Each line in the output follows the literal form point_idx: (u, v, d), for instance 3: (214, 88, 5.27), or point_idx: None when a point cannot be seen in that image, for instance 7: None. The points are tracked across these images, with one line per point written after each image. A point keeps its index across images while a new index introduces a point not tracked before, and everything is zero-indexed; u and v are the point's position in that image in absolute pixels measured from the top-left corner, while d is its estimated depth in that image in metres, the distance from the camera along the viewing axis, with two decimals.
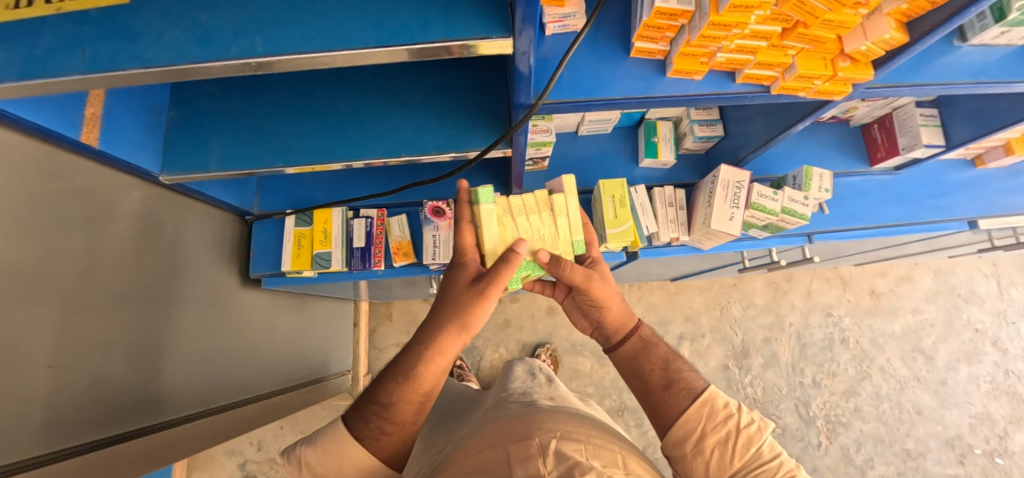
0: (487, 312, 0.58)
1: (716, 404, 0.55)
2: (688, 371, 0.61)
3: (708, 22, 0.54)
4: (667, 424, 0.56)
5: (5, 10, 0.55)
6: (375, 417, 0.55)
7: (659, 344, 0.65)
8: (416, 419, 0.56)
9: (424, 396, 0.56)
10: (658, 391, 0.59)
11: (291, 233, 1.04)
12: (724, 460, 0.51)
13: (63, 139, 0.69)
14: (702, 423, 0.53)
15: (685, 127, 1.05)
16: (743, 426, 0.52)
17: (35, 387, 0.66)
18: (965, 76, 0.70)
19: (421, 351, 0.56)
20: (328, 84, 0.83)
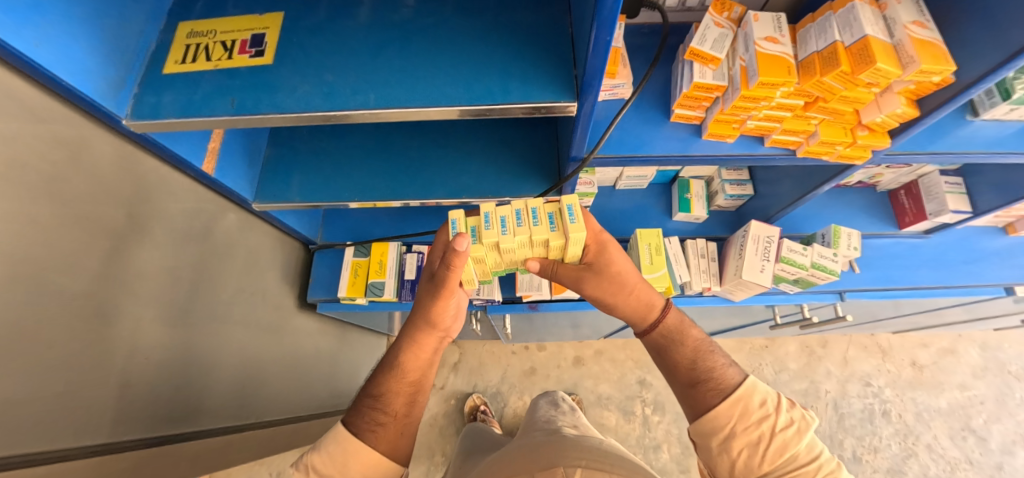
0: (442, 309, 0.66)
1: (750, 404, 0.56)
2: (720, 366, 0.61)
3: (740, 95, 0.64)
4: (695, 417, 0.59)
5: (174, 64, 0.68)
6: (369, 410, 0.61)
7: (688, 335, 0.65)
8: (407, 410, 0.62)
9: (412, 387, 0.64)
10: (685, 389, 0.61)
11: (350, 263, 1.14)
12: (752, 460, 0.54)
13: (191, 167, 0.81)
14: (732, 421, 0.56)
15: (716, 185, 1.13)
16: (779, 428, 0.54)
17: (116, 378, 0.72)
18: (979, 147, 0.77)
19: (402, 345, 0.67)
20: (403, 134, 0.97)
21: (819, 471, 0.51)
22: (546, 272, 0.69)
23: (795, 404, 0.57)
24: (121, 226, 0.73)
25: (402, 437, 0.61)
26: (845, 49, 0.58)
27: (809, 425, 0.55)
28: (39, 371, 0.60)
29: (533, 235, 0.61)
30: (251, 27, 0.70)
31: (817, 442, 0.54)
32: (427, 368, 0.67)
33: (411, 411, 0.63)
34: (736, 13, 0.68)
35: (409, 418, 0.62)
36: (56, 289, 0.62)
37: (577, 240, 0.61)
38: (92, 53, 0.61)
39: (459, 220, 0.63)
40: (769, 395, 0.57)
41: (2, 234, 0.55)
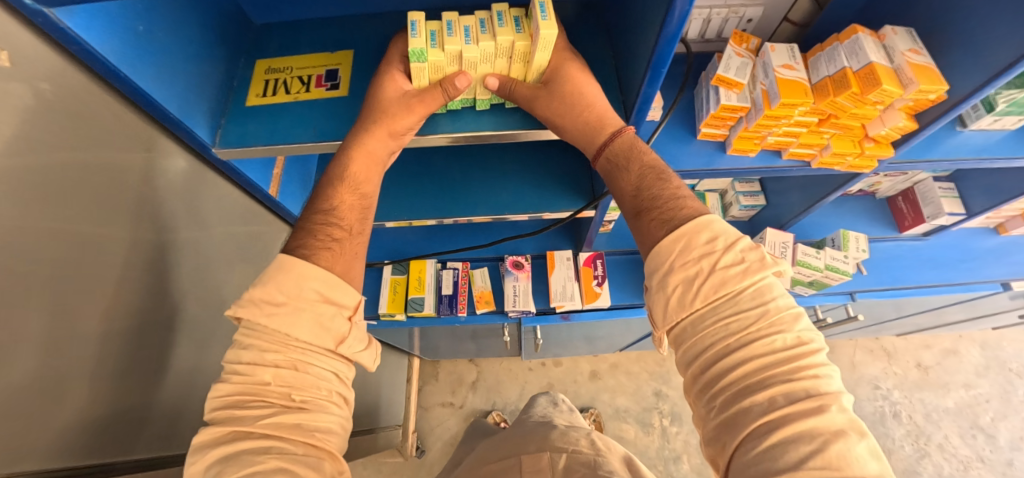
0: (404, 120, 0.64)
1: (694, 240, 0.52)
2: (671, 197, 0.56)
3: (763, 114, 0.73)
4: (644, 253, 0.56)
5: (256, 97, 0.76)
6: (321, 231, 0.62)
7: (640, 157, 0.60)
8: (360, 227, 0.65)
9: (361, 199, 0.66)
10: (631, 218, 0.58)
11: (389, 281, 1.19)
12: (687, 297, 0.51)
13: (258, 191, 0.87)
14: (673, 255, 0.52)
15: (731, 197, 1.21)
16: (723, 265, 0.50)
17: (182, 392, 0.76)
18: (970, 154, 0.87)
19: (348, 151, 0.65)
20: (445, 157, 1.05)
21: (762, 315, 0.48)
22: (505, 92, 0.66)
23: (753, 245, 0.52)
24: (196, 247, 0.78)
25: (354, 253, 0.63)
26: (853, 73, 0.68)
27: (764, 267, 0.50)
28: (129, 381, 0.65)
29: (496, 37, 0.59)
30: (325, 63, 0.78)
31: (773, 284, 0.50)
32: (368, 185, 0.66)
33: (363, 226, 0.65)
34: (753, 44, 0.79)
35: (363, 235, 0.65)
36: (145, 304, 0.68)
37: (542, 48, 0.60)
38: (191, 90, 0.68)
39: (418, 23, 0.60)
40: (722, 232, 0.52)
41: (110, 254, 0.61)
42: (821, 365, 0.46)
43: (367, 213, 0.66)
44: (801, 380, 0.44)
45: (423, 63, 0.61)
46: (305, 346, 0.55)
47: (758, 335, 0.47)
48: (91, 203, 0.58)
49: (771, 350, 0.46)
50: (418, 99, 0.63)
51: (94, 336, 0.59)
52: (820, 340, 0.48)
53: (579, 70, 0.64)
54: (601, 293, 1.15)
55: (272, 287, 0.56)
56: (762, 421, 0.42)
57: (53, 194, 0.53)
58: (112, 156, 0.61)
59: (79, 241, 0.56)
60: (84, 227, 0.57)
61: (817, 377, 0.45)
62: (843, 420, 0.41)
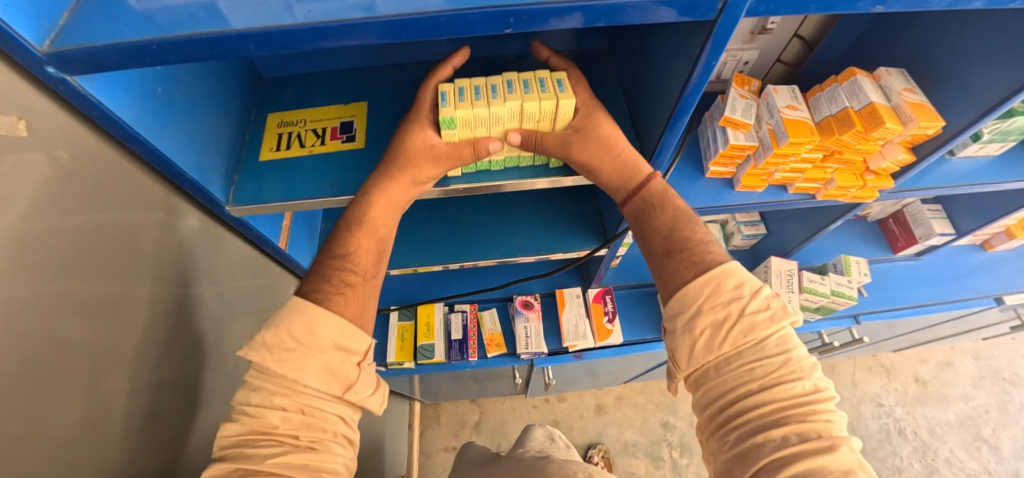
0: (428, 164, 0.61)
1: (723, 285, 0.53)
2: (698, 241, 0.58)
3: (773, 152, 0.76)
4: (668, 295, 0.57)
5: (270, 152, 0.75)
6: (336, 274, 0.59)
7: (667, 205, 0.62)
8: (375, 271, 0.62)
9: (378, 244, 0.63)
10: (659, 258, 0.59)
11: (396, 328, 1.16)
12: (712, 340, 0.52)
13: (268, 245, 0.85)
14: (702, 297, 0.53)
15: (732, 227, 1.24)
16: (749, 312, 0.51)
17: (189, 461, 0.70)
18: (961, 180, 0.93)
19: (367, 196, 0.61)
20: (454, 200, 1.04)
21: (783, 362, 0.49)
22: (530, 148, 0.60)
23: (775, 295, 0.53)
24: (207, 303, 0.75)
25: (368, 302, 0.60)
26: (856, 113, 0.71)
27: (786, 316, 0.51)
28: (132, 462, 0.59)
29: (524, 101, 0.55)
30: (340, 115, 0.78)
31: (790, 332, 0.51)
32: (384, 230, 0.63)
33: (379, 269, 0.62)
34: (754, 86, 0.83)
35: (377, 280, 0.62)
36: (156, 371, 0.63)
37: (568, 106, 0.56)
38: (206, 148, 0.67)
39: (448, 91, 0.57)
40: (748, 280, 0.53)
41: (124, 317, 0.58)
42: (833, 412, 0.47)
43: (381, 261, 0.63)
44: (815, 423, 0.45)
45: (453, 129, 0.57)
46: (314, 392, 0.52)
47: (779, 380, 0.48)
48: (105, 270, 0.55)
49: (788, 394, 0.47)
50: (445, 154, 0.60)
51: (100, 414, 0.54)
52: (833, 389, 0.48)
53: (606, 117, 0.62)
54: (612, 330, 1.14)
55: (283, 332, 0.53)
56: (775, 457, 0.44)
57: (71, 258, 0.50)
58: (125, 220, 0.58)
59: (92, 311, 0.53)
60: (99, 297, 0.54)
61: (829, 421, 0.46)
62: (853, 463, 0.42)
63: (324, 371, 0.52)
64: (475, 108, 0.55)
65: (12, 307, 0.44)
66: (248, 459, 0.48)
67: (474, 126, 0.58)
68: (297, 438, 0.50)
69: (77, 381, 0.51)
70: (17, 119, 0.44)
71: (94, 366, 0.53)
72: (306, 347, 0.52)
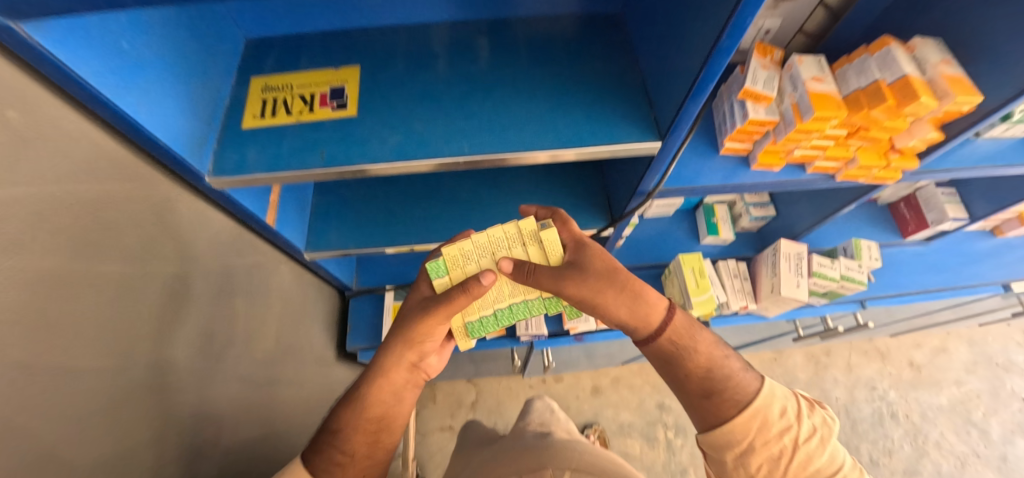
0: (432, 331, 0.65)
1: (769, 416, 0.56)
2: (734, 374, 0.60)
3: (795, 128, 0.71)
4: (707, 427, 0.59)
5: (253, 119, 0.69)
6: (330, 448, 0.62)
7: (699, 340, 0.63)
8: (368, 450, 0.63)
9: (376, 425, 0.65)
10: (698, 397, 0.60)
11: (392, 307, 1.13)
12: (775, 470, 0.54)
13: (255, 220, 0.80)
14: (752, 437, 0.56)
15: (740, 209, 1.20)
16: (803, 441, 0.55)
17: (177, 446, 0.67)
18: (984, 162, 0.89)
19: (373, 379, 0.66)
20: (452, 175, 0.99)
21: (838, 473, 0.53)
22: (523, 270, 0.59)
23: (813, 409, 0.58)
24: (191, 284, 0.70)
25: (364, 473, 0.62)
26: (887, 86, 0.67)
27: (830, 432, 0.56)
28: (110, 451, 0.56)
29: (521, 227, 0.59)
30: (330, 80, 0.72)
31: (836, 447, 0.56)
32: (397, 404, 0.67)
33: (375, 451, 0.64)
34: (777, 56, 0.78)
35: (372, 459, 0.64)
36: (134, 355, 0.59)
37: (551, 234, 0.59)
38: (181, 113, 0.61)
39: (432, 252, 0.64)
40: (790, 406, 0.58)
41: (94, 297, 0.53)
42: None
43: (389, 430, 0.66)
44: None
45: (443, 276, 0.61)
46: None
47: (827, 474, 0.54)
48: (70, 246, 0.50)
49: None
50: (432, 312, 0.61)
51: (70, 402, 0.50)
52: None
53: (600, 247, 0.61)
54: None
55: None
56: None
57: (31, 232, 0.45)
58: (91, 191, 0.53)
59: (56, 290, 0.48)
60: (64, 276, 0.49)
61: None
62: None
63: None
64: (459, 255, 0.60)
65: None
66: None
67: (466, 264, 0.60)
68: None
69: (39, 366, 0.47)
70: None
71: (58, 350, 0.49)
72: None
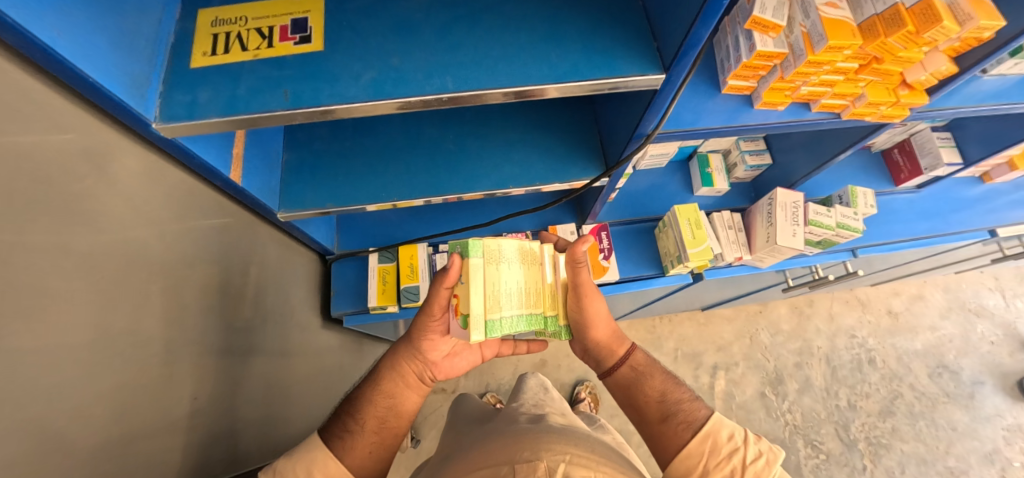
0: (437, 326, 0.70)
1: (719, 439, 0.61)
2: (687, 403, 0.67)
3: (805, 60, 0.66)
4: (667, 457, 0.62)
5: (203, 56, 0.60)
6: (343, 417, 0.66)
7: (653, 371, 0.72)
8: (377, 427, 0.65)
9: (387, 405, 0.68)
10: (655, 423, 0.65)
11: (377, 269, 1.08)
12: None
13: (218, 177, 0.73)
14: (704, 458, 0.60)
15: (735, 157, 1.16)
16: (751, 461, 0.59)
17: (160, 421, 0.63)
18: (989, 100, 0.86)
19: (389, 360, 0.71)
20: (435, 124, 0.92)
21: None
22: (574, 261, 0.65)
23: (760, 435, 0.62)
24: (155, 249, 0.64)
25: (370, 454, 0.63)
26: (907, 10, 0.61)
27: (777, 457, 0.59)
28: (78, 435, 0.51)
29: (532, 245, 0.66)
30: (290, 11, 0.63)
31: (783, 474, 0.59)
32: (409, 389, 0.70)
33: (383, 431, 0.66)
34: None
35: (379, 435, 0.65)
36: (94, 329, 0.53)
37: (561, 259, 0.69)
38: (115, 46, 0.52)
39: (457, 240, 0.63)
40: (736, 429, 0.62)
41: (38, 262, 0.47)
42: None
43: (401, 413, 0.68)
44: None
45: (477, 254, 0.59)
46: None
47: None
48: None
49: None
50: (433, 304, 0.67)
51: (21, 383, 0.45)
52: None
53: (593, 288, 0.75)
54: (607, 268, 1.10)
55: None
56: None
57: None
58: (20, 142, 0.45)
59: None
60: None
61: None
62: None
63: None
64: (494, 252, 0.61)
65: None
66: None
67: (496, 264, 0.60)
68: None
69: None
70: None
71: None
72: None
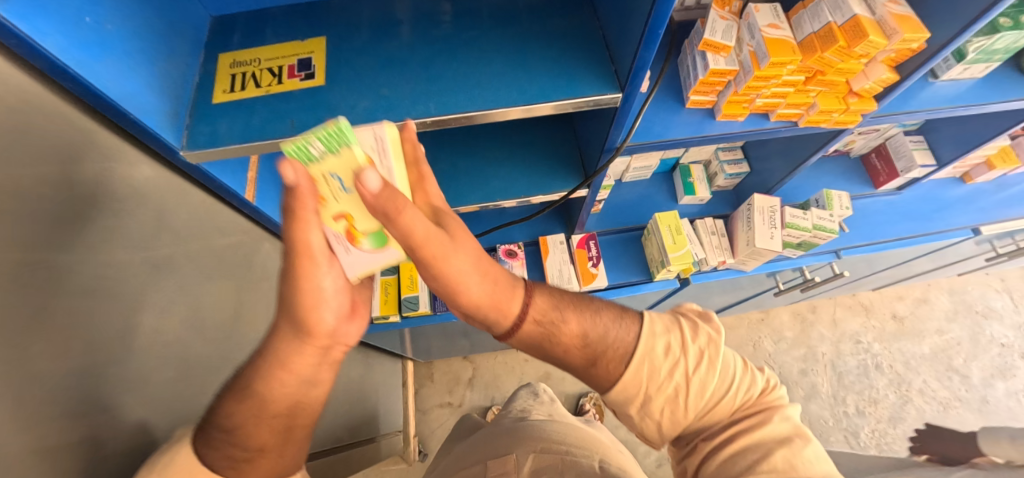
0: (320, 294, 0.50)
1: (654, 355, 0.48)
2: (612, 326, 0.50)
3: (754, 76, 0.73)
4: (604, 391, 0.50)
5: (222, 93, 0.70)
6: (223, 445, 0.50)
7: (561, 301, 0.52)
8: (279, 437, 0.52)
9: (286, 409, 0.52)
10: (585, 366, 0.49)
11: (380, 282, 1.16)
12: (676, 415, 0.47)
13: (235, 197, 0.82)
14: (644, 385, 0.47)
15: (715, 167, 1.23)
16: (691, 367, 0.47)
17: (179, 419, 0.70)
18: (944, 103, 0.91)
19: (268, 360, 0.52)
20: (428, 146, 1.01)
21: (735, 395, 0.47)
22: (381, 213, 0.41)
23: (686, 321, 0.51)
24: (180, 263, 0.72)
25: (280, 464, 0.52)
26: (839, 27, 0.68)
27: (717, 347, 0.49)
28: (104, 428, 0.57)
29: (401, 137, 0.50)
30: (296, 52, 0.73)
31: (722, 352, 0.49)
32: (314, 377, 0.54)
33: (291, 435, 0.53)
34: (734, 7, 0.79)
35: (286, 445, 0.53)
36: (125, 333, 0.61)
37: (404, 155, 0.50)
38: (151, 88, 0.62)
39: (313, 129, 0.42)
40: (667, 330, 0.49)
41: (85, 275, 0.55)
42: (785, 402, 0.48)
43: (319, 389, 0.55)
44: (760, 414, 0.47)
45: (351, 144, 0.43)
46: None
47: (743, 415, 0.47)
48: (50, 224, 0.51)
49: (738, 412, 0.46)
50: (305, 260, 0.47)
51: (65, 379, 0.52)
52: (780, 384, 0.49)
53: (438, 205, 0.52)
54: (597, 274, 1.14)
55: None
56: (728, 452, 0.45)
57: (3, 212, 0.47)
58: (72, 175, 0.54)
59: (45, 270, 0.50)
60: (49, 255, 0.51)
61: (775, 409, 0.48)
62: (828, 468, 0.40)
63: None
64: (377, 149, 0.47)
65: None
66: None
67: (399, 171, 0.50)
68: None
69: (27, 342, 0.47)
70: None
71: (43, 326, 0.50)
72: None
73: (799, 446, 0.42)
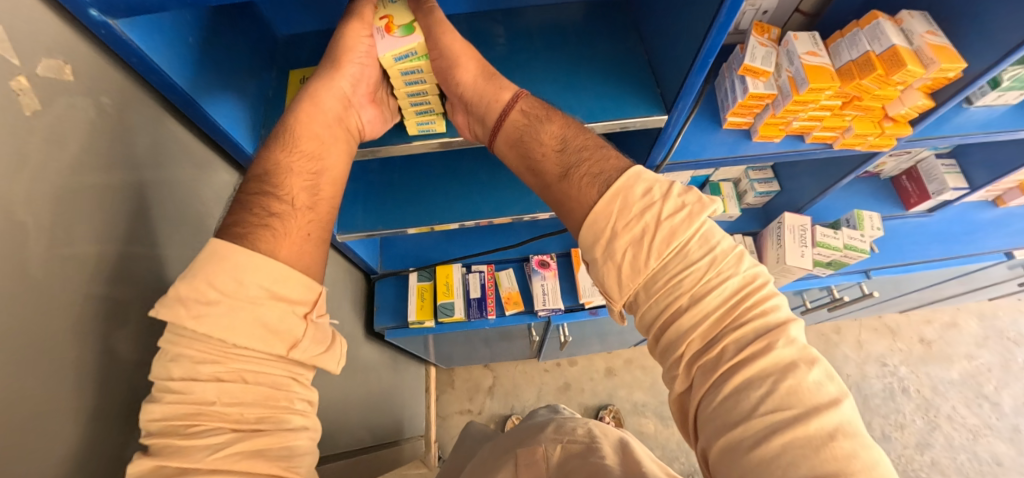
0: (353, 54, 0.61)
1: (631, 195, 0.48)
2: (595, 153, 0.53)
3: (792, 100, 0.76)
4: (575, 220, 0.52)
5: None
6: (259, 200, 0.53)
7: (558, 123, 0.58)
8: (308, 203, 0.56)
9: (312, 171, 0.58)
10: (558, 180, 0.53)
11: (416, 287, 1.20)
12: (638, 260, 0.47)
13: None
14: (612, 217, 0.48)
15: (745, 185, 1.25)
16: (666, 217, 0.47)
17: None
18: (977, 129, 0.93)
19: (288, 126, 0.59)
20: (470, 158, 1.06)
21: (708, 264, 0.45)
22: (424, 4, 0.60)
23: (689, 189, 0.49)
24: None
25: (304, 238, 0.54)
26: (877, 56, 0.71)
27: (705, 209, 0.47)
28: None
29: None
30: None
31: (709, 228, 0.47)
32: (329, 148, 0.60)
33: (315, 206, 0.57)
34: (774, 34, 0.83)
35: (311, 214, 0.56)
36: None
37: None
38: (235, 102, 0.69)
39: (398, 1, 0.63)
40: (656, 182, 0.49)
41: None
42: (776, 305, 0.44)
43: (332, 185, 0.60)
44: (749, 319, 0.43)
45: None
46: (254, 355, 0.47)
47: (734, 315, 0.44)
48: (139, 211, 0.58)
49: (741, 338, 0.42)
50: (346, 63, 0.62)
51: None
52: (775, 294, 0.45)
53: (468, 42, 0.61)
54: None
55: (202, 281, 0.46)
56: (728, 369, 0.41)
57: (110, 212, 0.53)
58: None
59: None
60: None
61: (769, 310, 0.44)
62: (835, 387, 0.38)
63: (252, 326, 0.47)
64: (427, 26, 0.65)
65: (48, 242, 0.45)
66: (180, 455, 0.41)
67: None
68: (244, 419, 0.45)
69: (110, 319, 0.53)
70: (63, 63, 0.48)
71: (123, 307, 0.55)
72: (232, 300, 0.46)
73: (803, 374, 0.38)
